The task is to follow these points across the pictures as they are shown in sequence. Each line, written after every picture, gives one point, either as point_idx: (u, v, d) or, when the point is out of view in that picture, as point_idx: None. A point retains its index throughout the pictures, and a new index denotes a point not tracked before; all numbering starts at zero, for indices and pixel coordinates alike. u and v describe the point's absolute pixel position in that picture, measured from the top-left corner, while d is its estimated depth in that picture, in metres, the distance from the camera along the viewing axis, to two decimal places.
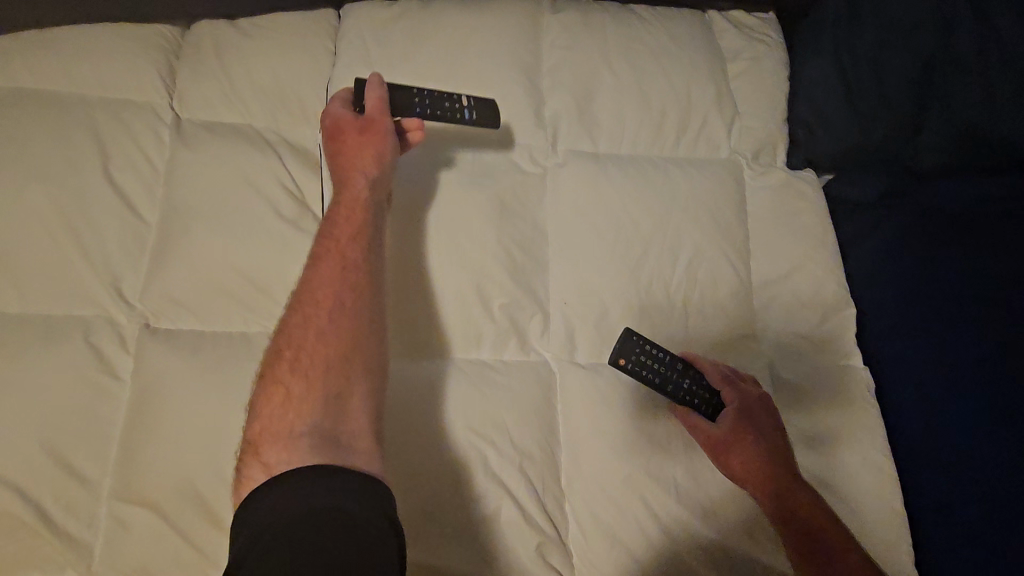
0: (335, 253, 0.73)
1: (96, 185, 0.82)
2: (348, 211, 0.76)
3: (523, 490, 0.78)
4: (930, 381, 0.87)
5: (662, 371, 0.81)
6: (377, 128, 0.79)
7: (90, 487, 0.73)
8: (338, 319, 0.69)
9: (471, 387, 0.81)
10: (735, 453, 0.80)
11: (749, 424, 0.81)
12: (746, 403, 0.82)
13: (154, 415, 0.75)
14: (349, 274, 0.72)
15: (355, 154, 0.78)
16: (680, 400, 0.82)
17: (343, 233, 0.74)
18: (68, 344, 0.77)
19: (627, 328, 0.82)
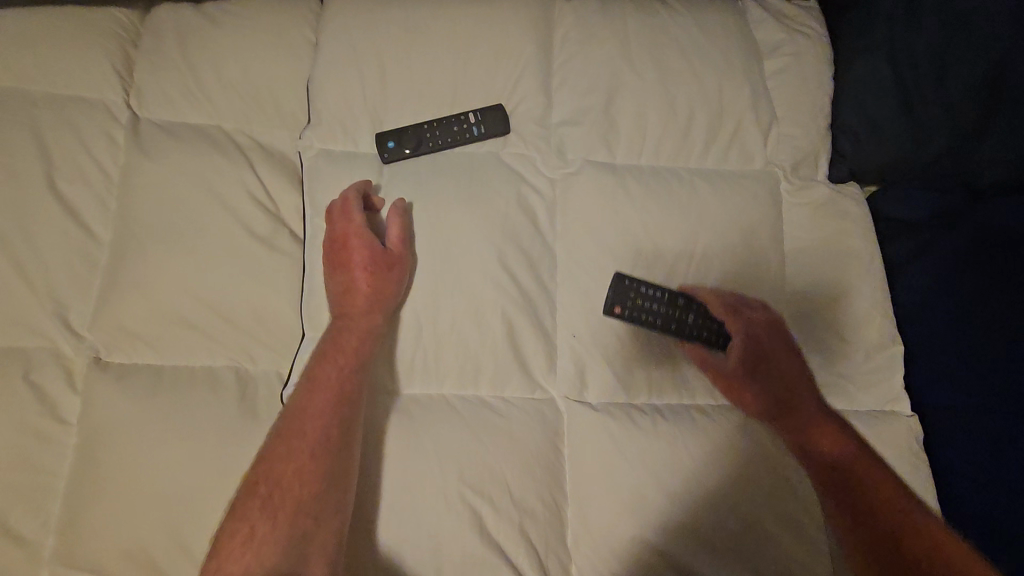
0: (325, 387, 0.65)
1: (43, 198, 0.73)
2: (352, 328, 0.69)
3: (522, 554, 0.68)
4: (985, 432, 0.76)
5: (665, 312, 0.74)
6: (396, 269, 0.72)
7: (29, 548, 0.64)
8: (317, 475, 0.61)
9: (467, 434, 0.70)
10: (749, 391, 0.75)
11: (761, 356, 0.75)
12: (756, 329, 0.75)
13: (102, 465, 0.66)
14: (344, 404, 0.65)
15: (359, 292, 0.70)
16: (687, 338, 0.75)
17: (345, 356, 0.68)
18: (5, 382, 0.67)
19: (617, 273, 0.74)
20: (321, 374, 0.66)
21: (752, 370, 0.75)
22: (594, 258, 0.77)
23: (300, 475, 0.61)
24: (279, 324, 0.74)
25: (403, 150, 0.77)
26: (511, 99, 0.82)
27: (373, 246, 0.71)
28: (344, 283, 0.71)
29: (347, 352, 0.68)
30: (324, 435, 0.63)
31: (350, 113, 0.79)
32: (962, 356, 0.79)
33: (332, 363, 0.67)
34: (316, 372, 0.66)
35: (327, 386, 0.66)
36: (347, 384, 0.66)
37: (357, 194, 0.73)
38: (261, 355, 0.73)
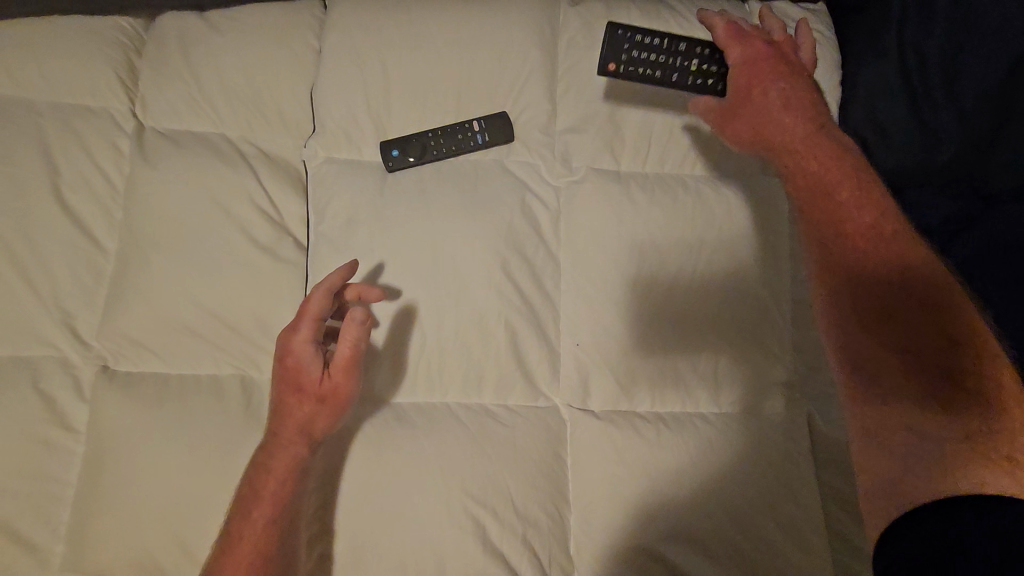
0: (241, 542, 0.62)
1: (48, 207, 0.74)
2: (277, 468, 0.65)
3: (524, 561, 0.68)
4: None
5: (661, 61, 0.76)
6: (332, 402, 0.66)
7: (38, 556, 0.65)
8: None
9: (470, 444, 0.70)
10: (745, 117, 0.73)
11: (764, 75, 0.73)
12: (756, 54, 0.74)
13: (109, 474, 0.66)
14: (265, 553, 0.62)
15: (292, 424, 0.66)
16: (691, 86, 0.77)
17: (267, 499, 0.64)
18: (14, 392, 0.68)
19: (610, 23, 0.74)
20: (239, 524, 0.63)
21: (751, 94, 0.73)
22: (598, 266, 0.77)
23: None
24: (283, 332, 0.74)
25: (407, 159, 0.77)
26: (514, 105, 0.82)
27: (311, 374, 0.66)
28: (279, 404, 0.66)
29: (267, 498, 0.64)
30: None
31: (354, 120, 0.79)
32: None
33: (255, 504, 0.64)
34: (235, 520, 0.63)
35: (241, 542, 0.62)
36: (270, 533, 0.63)
37: (312, 303, 0.66)
38: (266, 364, 0.73)
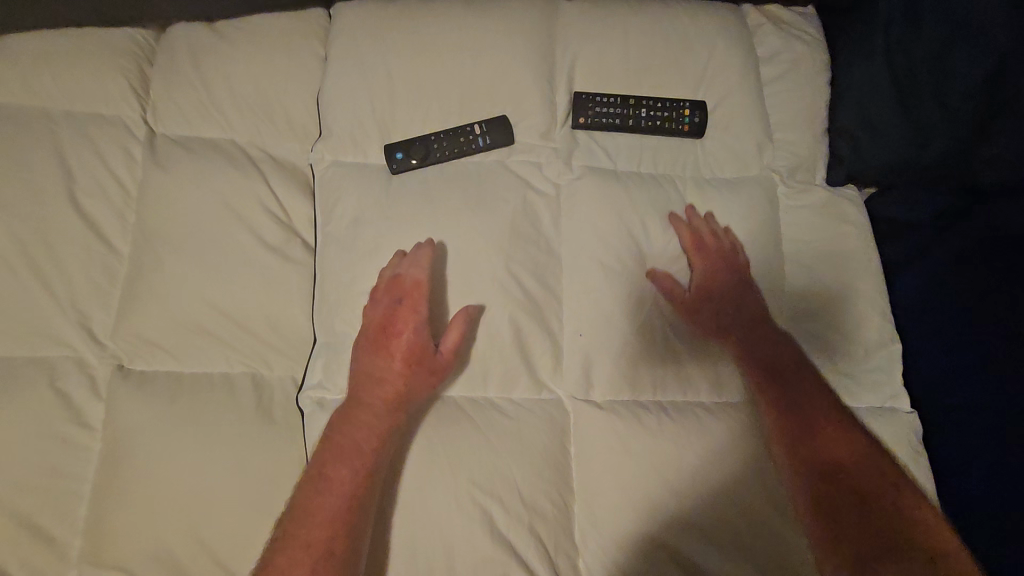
0: (339, 485, 0.64)
1: (63, 212, 0.76)
2: (371, 430, 0.67)
3: (530, 546, 0.70)
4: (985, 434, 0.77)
5: (620, 112, 0.85)
6: (433, 376, 0.71)
7: (57, 549, 0.66)
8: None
9: (477, 435, 0.72)
10: (707, 314, 0.79)
11: (716, 297, 0.80)
12: (712, 266, 0.80)
13: (125, 470, 0.68)
14: (352, 511, 0.63)
15: (393, 386, 0.69)
16: (650, 130, 0.85)
17: (358, 458, 0.66)
18: (33, 391, 0.70)
19: (574, 92, 0.85)
20: (336, 470, 0.65)
21: (709, 298, 0.79)
22: (599, 263, 0.79)
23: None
24: (293, 330, 0.76)
25: (411, 161, 0.80)
26: (515, 108, 0.84)
27: (421, 345, 0.71)
28: (377, 372, 0.70)
29: (364, 449, 0.66)
30: (330, 542, 0.61)
31: (359, 125, 0.82)
32: (960, 373, 0.81)
33: (346, 463, 0.65)
34: (332, 466, 0.65)
35: (339, 486, 0.64)
36: (358, 490, 0.64)
37: (424, 279, 0.73)
38: (277, 361, 0.75)
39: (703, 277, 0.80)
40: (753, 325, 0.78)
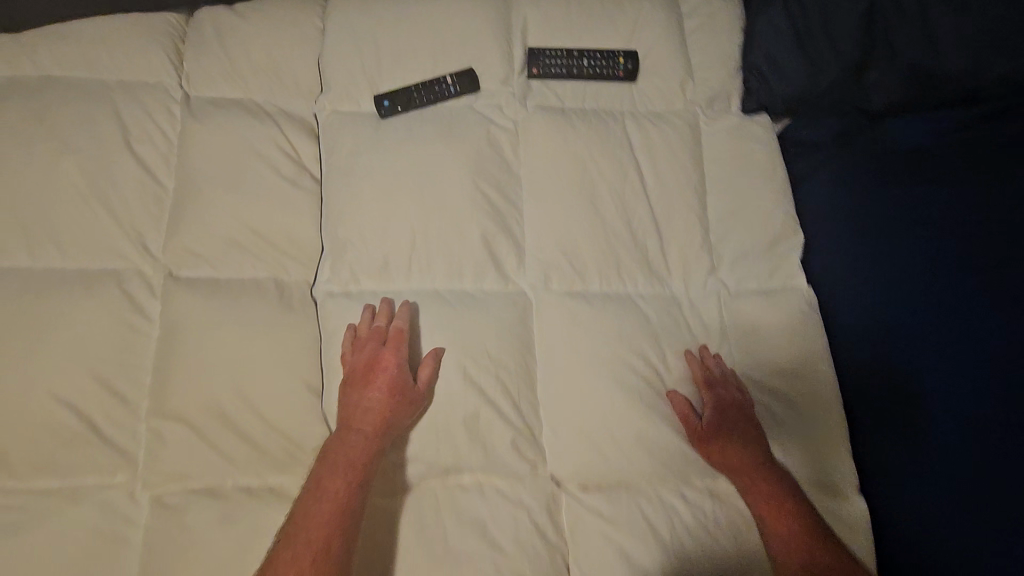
0: (334, 496, 0.74)
1: (119, 155, 0.95)
2: (359, 448, 0.78)
3: (498, 394, 0.87)
4: (873, 298, 0.96)
5: (566, 62, 1.03)
6: (412, 404, 0.83)
7: (131, 407, 0.85)
8: (321, 569, 0.69)
9: (453, 312, 0.90)
10: (718, 448, 0.86)
11: (728, 430, 0.86)
12: (724, 403, 0.88)
13: (179, 347, 0.87)
14: (344, 518, 0.73)
15: (378, 417, 0.80)
16: (590, 76, 1.03)
17: (348, 475, 0.76)
18: (105, 290, 0.89)
19: (529, 47, 1.04)
20: (331, 482, 0.75)
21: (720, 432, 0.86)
22: (551, 182, 0.98)
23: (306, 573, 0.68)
24: (305, 242, 0.95)
25: (396, 108, 0.99)
26: (478, 61, 1.03)
27: (401, 379, 0.82)
28: (362, 400, 0.81)
29: (354, 466, 0.77)
30: (327, 544, 0.71)
31: (353, 81, 1.01)
32: (852, 256, 0.99)
33: (339, 476, 0.75)
34: (326, 479, 0.75)
35: (333, 498, 0.74)
36: (350, 501, 0.74)
37: (401, 323, 0.86)
38: (292, 267, 0.94)
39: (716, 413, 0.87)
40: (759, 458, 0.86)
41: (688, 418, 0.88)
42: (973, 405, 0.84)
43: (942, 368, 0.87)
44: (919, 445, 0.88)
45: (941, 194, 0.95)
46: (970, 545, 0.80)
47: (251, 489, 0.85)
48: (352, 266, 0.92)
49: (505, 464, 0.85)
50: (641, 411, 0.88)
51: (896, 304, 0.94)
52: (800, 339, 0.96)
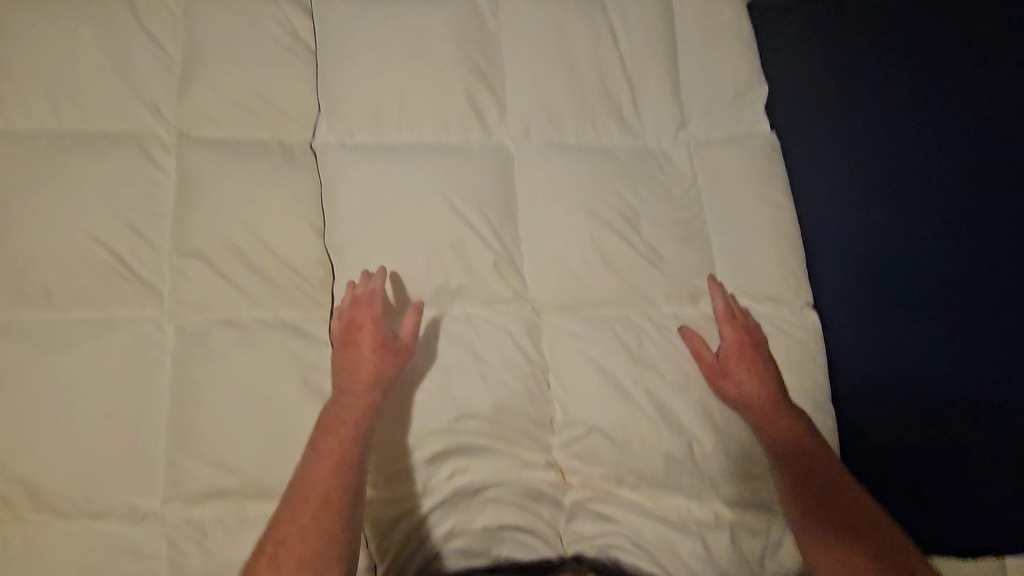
0: (331, 453, 0.78)
1: (131, 28, 1.03)
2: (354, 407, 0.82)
3: (483, 227, 0.95)
4: (837, 149, 1.04)
5: None
6: (399, 357, 0.86)
7: (154, 247, 0.96)
8: (323, 520, 0.74)
9: (439, 159, 0.98)
10: (733, 383, 0.88)
11: (742, 365, 0.89)
12: (735, 343, 0.91)
13: (194, 195, 0.97)
14: (342, 472, 0.77)
15: (366, 374, 0.84)
16: None
17: (344, 432, 0.80)
18: (125, 147, 0.98)
19: None
20: (327, 441, 0.79)
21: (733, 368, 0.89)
22: (530, 45, 1.05)
23: (308, 525, 0.73)
24: (304, 104, 1.04)
25: None
26: None
27: (384, 335, 0.86)
28: (353, 361, 0.85)
29: (349, 423, 0.81)
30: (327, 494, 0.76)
31: None
32: (815, 112, 1.07)
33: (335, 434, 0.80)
34: (323, 439, 0.80)
35: (331, 454, 0.78)
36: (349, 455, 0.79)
37: (379, 286, 0.89)
38: (292, 128, 1.03)
39: (733, 347, 0.90)
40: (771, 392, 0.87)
41: (705, 351, 0.90)
42: (921, 250, 0.97)
43: (897, 217, 0.99)
44: (875, 280, 0.97)
45: (898, 61, 1.05)
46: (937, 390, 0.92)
47: (263, 318, 0.95)
48: (347, 121, 1.00)
49: (488, 287, 0.94)
50: (613, 244, 0.96)
51: (856, 155, 1.03)
52: (764, 170, 1.03)
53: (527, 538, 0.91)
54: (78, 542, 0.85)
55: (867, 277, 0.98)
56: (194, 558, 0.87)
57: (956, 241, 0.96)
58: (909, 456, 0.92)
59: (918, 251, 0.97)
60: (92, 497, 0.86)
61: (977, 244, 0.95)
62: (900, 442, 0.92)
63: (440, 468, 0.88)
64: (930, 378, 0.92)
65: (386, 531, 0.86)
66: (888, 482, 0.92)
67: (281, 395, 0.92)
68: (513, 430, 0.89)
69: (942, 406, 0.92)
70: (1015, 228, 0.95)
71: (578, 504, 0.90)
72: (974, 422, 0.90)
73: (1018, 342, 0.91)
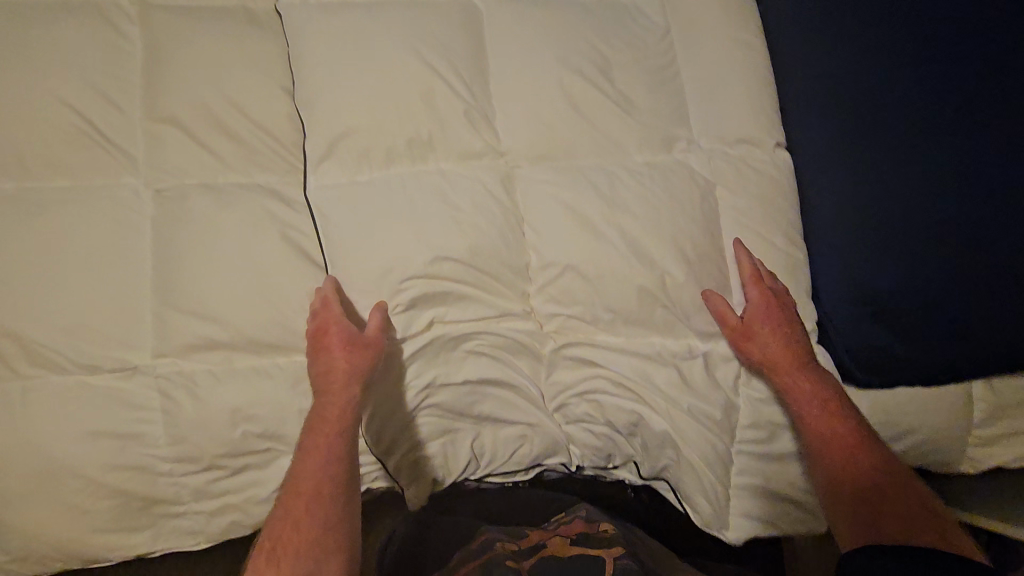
0: (318, 449, 0.81)
1: None
2: (336, 403, 0.84)
3: (455, 82, 0.95)
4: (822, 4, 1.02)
5: None
6: (370, 349, 0.86)
7: (127, 116, 0.96)
8: (318, 512, 0.76)
9: (407, 15, 0.96)
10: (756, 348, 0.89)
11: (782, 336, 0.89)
12: (760, 306, 0.90)
13: (163, 62, 0.97)
14: (332, 466, 0.80)
15: (343, 374, 0.84)
16: None
17: (330, 428, 0.83)
18: (89, 16, 0.97)
19: None
20: (315, 439, 0.81)
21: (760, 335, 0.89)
22: None
23: (303, 518, 0.75)
24: None
25: None
26: None
27: (351, 331, 0.86)
28: (327, 362, 0.85)
29: (332, 419, 0.83)
30: (319, 487, 0.78)
31: None
32: None
33: (320, 433, 0.82)
34: (309, 438, 0.82)
35: (319, 450, 0.81)
36: (337, 449, 0.81)
37: (333, 290, 0.88)
38: None
39: (760, 314, 0.90)
40: (803, 360, 0.88)
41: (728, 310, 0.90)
42: (905, 104, 0.97)
43: (884, 74, 0.98)
44: (863, 136, 0.97)
45: None
46: (920, 244, 0.94)
47: (240, 183, 0.96)
48: None
49: (462, 139, 0.93)
50: (586, 96, 0.96)
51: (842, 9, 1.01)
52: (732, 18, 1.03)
53: (506, 396, 0.94)
54: (74, 394, 0.88)
55: (853, 130, 0.97)
56: (187, 407, 0.89)
57: (936, 100, 0.97)
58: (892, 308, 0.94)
59: (872, 109, 0.97)
60: (84, 352, 0.89)
61: (952, 102, 0.97)
62: (884, 294, 0.93)
63: (419, 316, 0.90)
64: (912, 230, 0.94)
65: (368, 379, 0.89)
66: (868, 333, 0.95)
67: (262, 251, 0.93)
68: (492, 275, 0.90)
69: (924, 259, 0.93)
70: (988, 87, 0.97)
71: (556, 353, 0.93)
72: (950, 271, 0.93)
73: (990, 195, 0.94)
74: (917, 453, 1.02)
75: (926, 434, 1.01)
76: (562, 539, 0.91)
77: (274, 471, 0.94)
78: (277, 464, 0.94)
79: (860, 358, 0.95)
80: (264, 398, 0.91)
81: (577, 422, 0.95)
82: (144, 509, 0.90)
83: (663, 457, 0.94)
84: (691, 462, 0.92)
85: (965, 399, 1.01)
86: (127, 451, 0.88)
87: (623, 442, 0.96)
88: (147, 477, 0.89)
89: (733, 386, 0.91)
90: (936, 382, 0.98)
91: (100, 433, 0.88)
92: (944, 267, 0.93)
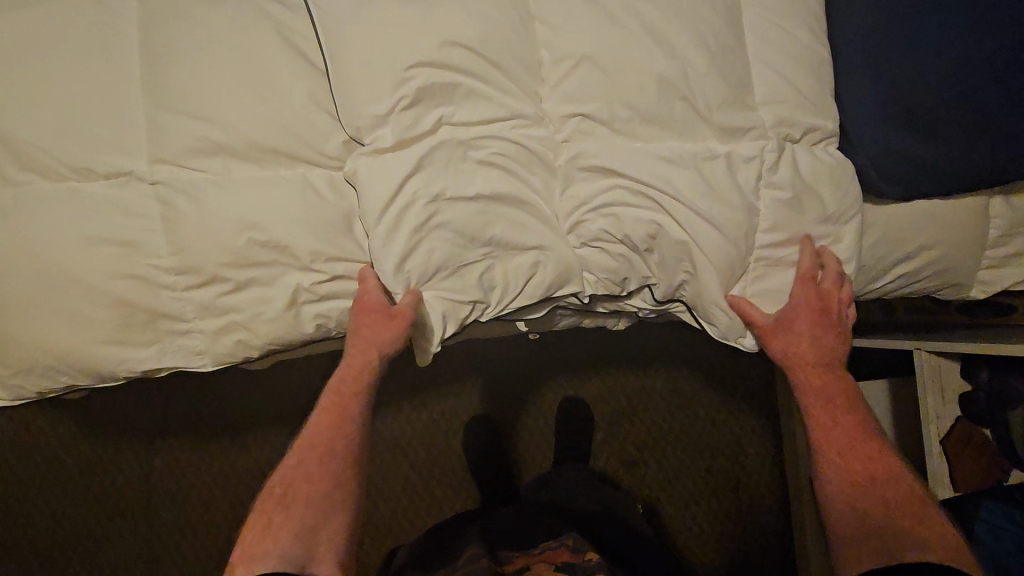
0: (332, 413, 0.89)
1: None
2: (357, 370, 0.90)
3: None
4: None
5: None
6: (395, 324, 0.86)
7: None
8: (324, 470, 0.85)
9: None
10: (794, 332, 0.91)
11: (812, 320, 0.91)
12: (807, 302, 0.92)
13: None
14: (344, 432, 0.88)
15: (368, 344, 0.88)
16: None
17: (348, 390, 0.90)
18: None
19: None
20: (332, 403, 0.90)
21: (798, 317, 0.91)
22: None
23: (314, 474, 0.85)
24: None
25: None
26: None
27: (382, 307, 0.87)
28: (357, 330, 0.89)
29: (352, 383, 0.90)
30: (330, 446, 0.87)
31: None
32: None
33: (335, 400, 0.90)
34: (327, 403, 0.90)
35: (335, 414, 0.89)
36: (351, 416, 0.89)
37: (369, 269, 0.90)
38: None
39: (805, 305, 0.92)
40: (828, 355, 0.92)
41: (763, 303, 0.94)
42: None
43: None
44: None
45: None
46: (957, 45, 0.87)
47: None
48: None
49: None
50: None
51: None
52: None
53: (520, 216, 0.88)
54: (68, 200, 0.84)
55: None
56: (187, 214, 0.85)
57: None
58: (921, 120, 0.90)
59: None
60: (74, 155, 0.84)
61: None
62: (909, 106, 0.90)
63: (425, 115, 0.85)
64: (948, 27, 0.88)
65: (371, 185, 0.85)
66: (895, 149, 0.93)
67: (260, 53, 0.86)
68: (506, 75, 0.86)
69: (957, 59, 0.87)
70: None
71: (573, 163, 0.89)
72: (991, 66, 0.86)
73: None
74: (932, 273, 1.03)
75: (941, 251, 1.01)
76: (547, 564, 0.99)
77: (281, 288, 0.88)
78: (283, 280, 0.88)
79: (889, 175, 0.94)
80: (270, 207, 0.86)
81: (592, 243, 0.91)
82: (149, 323, 0.87)
83: (679, 275, 0.93)
84: (714, 274, 0.91)
85: (982, 216, 1.01)
86: (127, 260, 0.85)
87: (639, 263, 0.92)
88: (150, 288, 0.86)
89: (753, 187, 0.91)
90: (977, 188, 0.95)
91: (99, 239, 0.84)
92: (984, 65, 0.86)
